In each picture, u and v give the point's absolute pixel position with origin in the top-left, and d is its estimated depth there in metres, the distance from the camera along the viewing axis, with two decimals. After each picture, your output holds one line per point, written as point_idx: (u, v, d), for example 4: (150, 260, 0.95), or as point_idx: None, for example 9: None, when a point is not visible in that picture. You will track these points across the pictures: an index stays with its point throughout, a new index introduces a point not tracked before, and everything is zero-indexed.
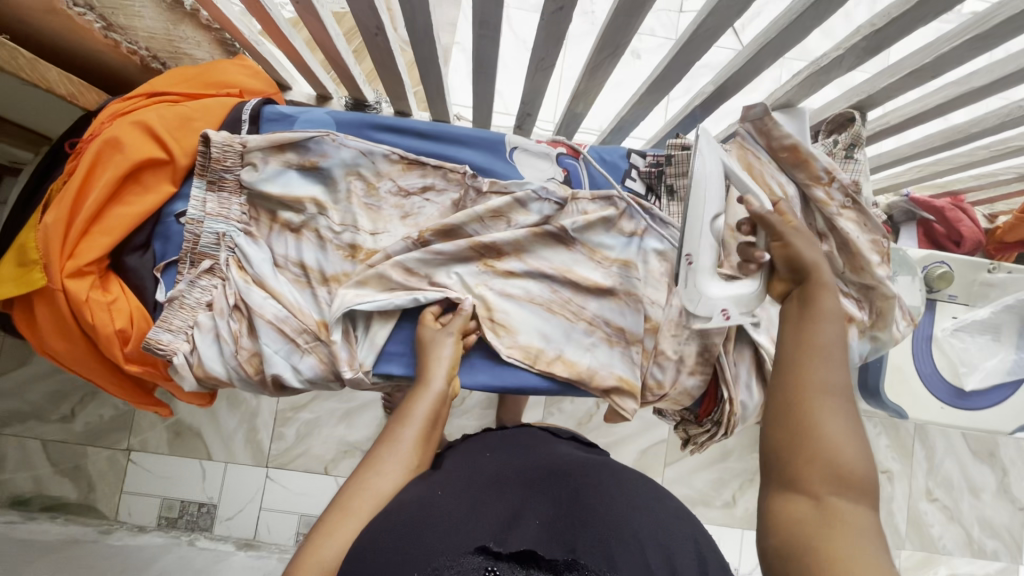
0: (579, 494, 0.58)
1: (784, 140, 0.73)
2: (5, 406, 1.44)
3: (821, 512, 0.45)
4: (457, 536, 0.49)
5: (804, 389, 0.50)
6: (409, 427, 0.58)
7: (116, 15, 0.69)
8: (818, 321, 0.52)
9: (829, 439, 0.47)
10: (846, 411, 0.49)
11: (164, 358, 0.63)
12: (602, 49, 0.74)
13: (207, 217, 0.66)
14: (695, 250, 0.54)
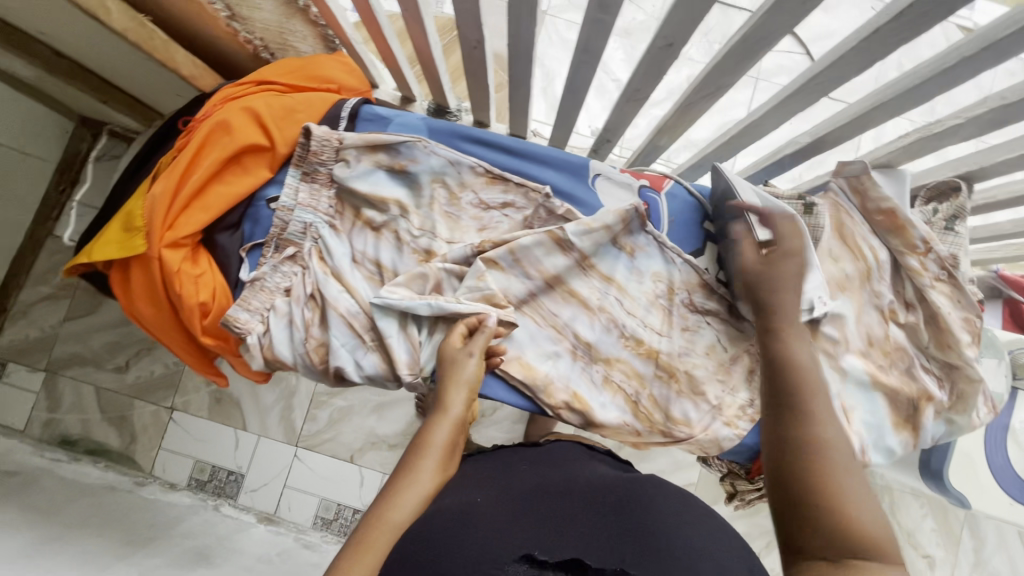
0: (629, 504, 0.57)
1: (882, 203, 0.71)
2: (69, 349, 1.52)
3: (841, 570, 0.44)
4: (501, 544, 0.48)
5: (811, 455, 0.50)
6: (428, 457, 0.57)
7: (241, 6, 0.72)
8: (816, 385, 0.56)
9: (839, 496, 0.47)
10: (859, 478, 0.50)
11: (239, 335, 0.66)
12: (703, 88, 0.71)
13: (298, 206, 0.68)
14: (772, 251, 0.65)
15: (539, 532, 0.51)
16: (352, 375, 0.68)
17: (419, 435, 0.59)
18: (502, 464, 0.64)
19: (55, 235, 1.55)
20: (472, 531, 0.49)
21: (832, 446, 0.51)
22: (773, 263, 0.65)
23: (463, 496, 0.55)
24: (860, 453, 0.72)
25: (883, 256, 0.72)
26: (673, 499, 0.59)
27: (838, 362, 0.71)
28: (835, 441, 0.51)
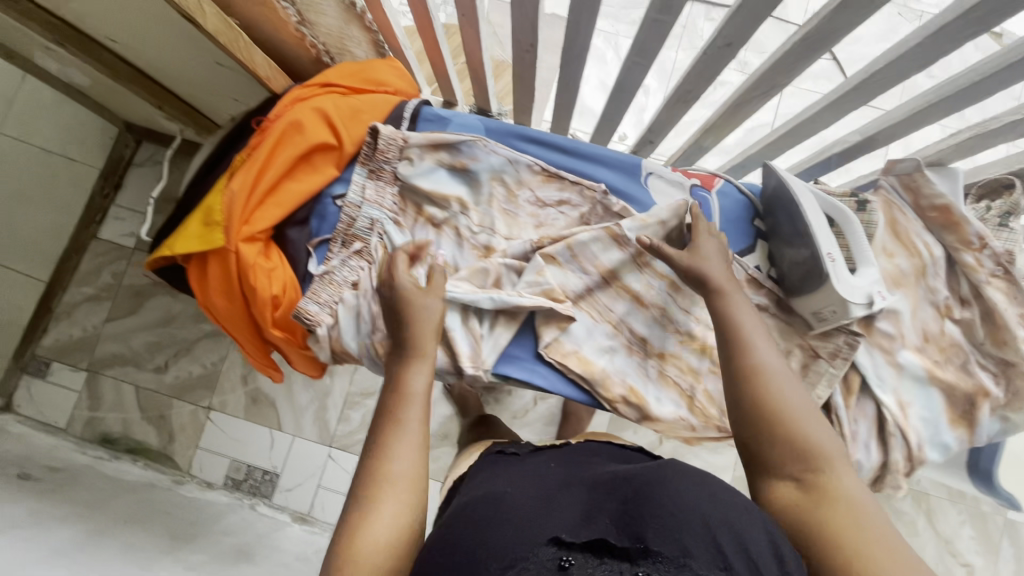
0: (648, 480, 0.48)
1: (936, 200, 0.72)
2: (110, 349, 1.56)
3: (809, 493, 0.51)
4: (527, 526, 0.44)
5: (757, 385, 0.56)
6: (412, 405, 0.57)
7: (307, 10, 0.74)
8: (737, 321, 0.61)
9: (785, 412, 0.54)
10: (800, 393, 0.56)
11: (309, 327, 0.68)
12: (756, 87, 0.72)
13: (366, 203, 0.71)
14: (832, 246, 0.67)
15: (562, 512, 0.47)
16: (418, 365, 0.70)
17: (393, 383, 0.59)
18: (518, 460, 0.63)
19: (98, 238, 1.59)
20: (499, 519, 0.46)
21: (768, 374, 0.57)
22: (694, 244, 0.67)
23: (484, 490, 0.52)
24: (916, 448, 0.72)
25: (938, 253, 0.72)
26: (700, 476, 0.48)
27: (894, 357, 0.71)
28: (776, 370, 0.57)
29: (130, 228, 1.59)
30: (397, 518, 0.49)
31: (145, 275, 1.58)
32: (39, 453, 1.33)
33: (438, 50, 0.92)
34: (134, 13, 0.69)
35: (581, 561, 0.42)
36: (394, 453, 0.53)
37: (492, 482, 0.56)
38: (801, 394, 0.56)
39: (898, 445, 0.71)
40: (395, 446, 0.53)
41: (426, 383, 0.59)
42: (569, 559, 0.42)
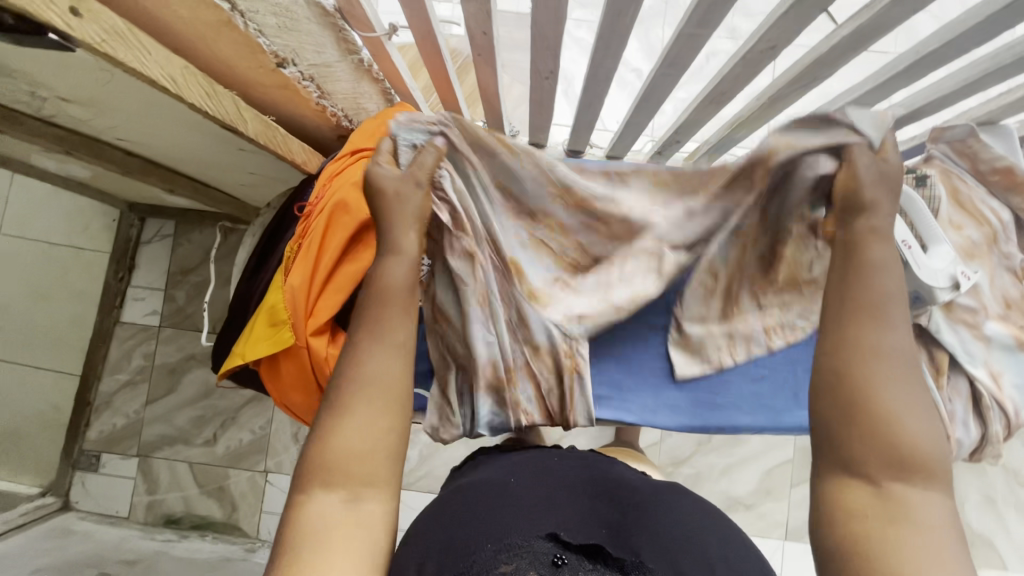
0: (647, 504, 0.52)
1: (996, 163, 0.70)
2: (156, 431, 1.55)
3: (884, 505, 0.37)
4: (527, 520, 0.47)
5: (860, 359, 0.39)
6: (378, 299, 0.46)
7: (325, 82, 0.72)
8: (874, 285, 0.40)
9: (888, 412, 0.37)
10: (919, 386, 0.38)
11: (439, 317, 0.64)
12: (798, 81, 0.71)
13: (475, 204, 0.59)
14: (907, 234, 0.65)
15: (563, 514, 0.49)
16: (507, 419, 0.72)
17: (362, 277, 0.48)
18: (521, 458, 0.62)
19: (121, 323, 1.56)
20: (500, 514, 0.48)
21: (883, 314, 0.39)
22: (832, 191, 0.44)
23: (492, 479, 0.55)
24: (1014, 415, 0.71)
25: (1006, 217, 0.70)
26: (698, 512, 0.52)
27: (980, 329, 0.70)
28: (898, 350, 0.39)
29: (151, 307, 1.57)
30: (374, 432, 0.43)
31: (176, 351, 1.56)
32: (111, 548, 1.33)
33: (452, 90, 0.90)
34: (152, 117, 0.66)
35: (573, 562, 0.43)
36: (359, 353, 0.45)
37: (495, 469, 0.60)
38: (926, 390, 0.38)
39: (995, 416, 0.71)
40: (369, 347, 0.44)
41: (404, 278, 0.47)
42: (563, 558, 0.43)
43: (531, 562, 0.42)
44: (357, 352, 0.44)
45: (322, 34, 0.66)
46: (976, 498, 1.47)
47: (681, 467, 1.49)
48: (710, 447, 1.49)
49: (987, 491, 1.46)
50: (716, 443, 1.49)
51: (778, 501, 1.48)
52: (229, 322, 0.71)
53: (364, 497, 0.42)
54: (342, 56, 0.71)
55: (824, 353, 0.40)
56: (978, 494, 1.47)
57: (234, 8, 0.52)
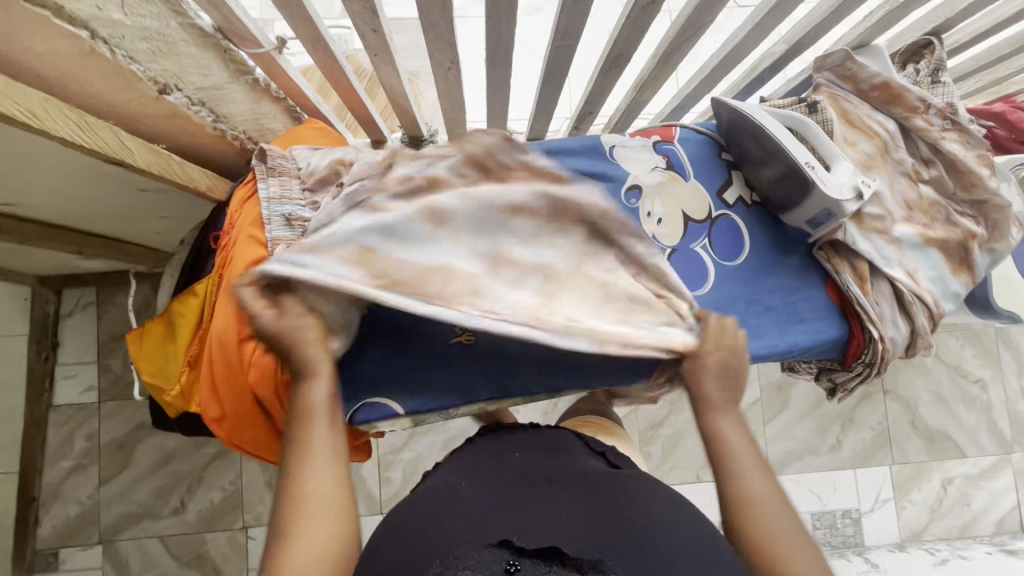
0: (617, 495, 0.52)
1: (874, 80, 0.76)
2: (117, 512, 1.44)
3: None
4: (477, 529, 0.47)
5: (744, 506, 0.53)
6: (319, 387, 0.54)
7: (219, 105, 0.69)
8: (738, 463, 0.56)
9: (778, 547, 0.50)
10: (788, 512, 0.53)
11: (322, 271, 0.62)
12: (685, 30, 0.74)
13: (272, 202, 0.65)
14: (808, 155, 0.70)
15: (518, 517, 0.48)
16: (479, 398, 0.69)
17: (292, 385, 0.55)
18: (482, 458, 0.59)
19: (56, 407, 1.45)
20: (447, 523, 0.48)
21: (743, 465, 0.56)
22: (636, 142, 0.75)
23: (442, 485, 0.55)
24: (935, 305, 0.77)
25: (892, 127, 0.77)
26: (663, 504, 0.52)
27: (890, 234, 0.75)
28: (766, 492, 0.54)
29: (86, 383, 1.46)
30: (327, 477, 0.51)
31: (123, 424, 1.46)
32: None
33: (357, 97, 0.89)
34: (34, 171, 0.62)
35: (528, 568, 0.41)
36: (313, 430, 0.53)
37: (457, 466, 0.59)
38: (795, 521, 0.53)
39: (920, 310, 0.76)
40: (313, 425, 0.53)
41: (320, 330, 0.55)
42: (516, 563, 0.41)
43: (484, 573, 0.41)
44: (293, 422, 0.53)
45: (206, 56, 0.63)
46: (928, 397, 1.59)
47: (659, 429, 1.54)
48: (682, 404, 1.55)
49: (936, 390, 1.59)
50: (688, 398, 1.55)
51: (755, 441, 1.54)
52: (141, 357, 0.66)
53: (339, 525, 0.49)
54: (232, 78, 0.69)
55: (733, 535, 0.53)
56: (928, 393, 1.59)
57: (96, 35, 0.49)
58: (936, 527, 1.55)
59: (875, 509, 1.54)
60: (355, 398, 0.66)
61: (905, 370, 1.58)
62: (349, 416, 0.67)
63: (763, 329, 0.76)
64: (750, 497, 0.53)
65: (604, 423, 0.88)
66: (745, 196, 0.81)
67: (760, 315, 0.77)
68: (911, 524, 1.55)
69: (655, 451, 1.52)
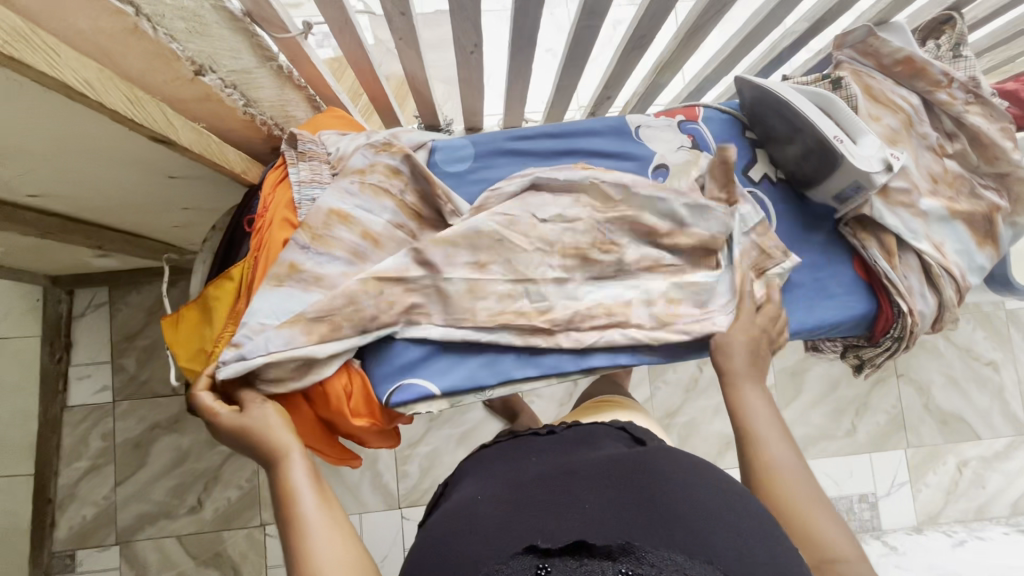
0: (636, 473, 0.54)
1: (897, 55, 0.76)
2: (134, 512, 1.44)
3: None
4: (498, 539, 0.47)
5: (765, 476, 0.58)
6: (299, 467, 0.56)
7: (248, 90, 0.69)
8: (755, 433, 0.62)
9: (801, 514, 0.55)
10: (808, 484, 0.57)
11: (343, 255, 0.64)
12: (710, 9, 0.74)
13: (303, 186, 0.66)
14: (836, 129, 0.71)
15: (538, 519, 0.49)
16: (514, 377, 0.69)
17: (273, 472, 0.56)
18: (500, 467, 0.60)
19: (70, 407, 1.44)
20: (469, 536, 0.48)
21: (765, 437, 0.61)
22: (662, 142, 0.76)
23: (460, 502, 0.55)
24: (962, 278, 0.77)
25: (915, 101, 0.78)
26: (683, 480, 0.53)
27: (916, 208, 0.75)
28: (789, 464, 0.59)
29: (101, 383, 1.46)
30: (332, 542, 0.51)
31: (138, 423, 1.46)
32: None
33: (379, 83, 0.89)
34: (70, 158, 0.62)
35: (559, 566, 0.43)
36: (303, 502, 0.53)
37: (476, 480, 0.60)
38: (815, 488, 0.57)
39: (947, 282, 0.76)
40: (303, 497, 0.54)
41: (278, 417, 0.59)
42: (547, 565, 0.43)
43: None
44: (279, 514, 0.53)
45: (237, 40, 0.63)
46: (940, 380, 1.60)
47: (674, 417, 1.54)
48: (698, 391, 1.55)
49: (948, 372, 1.60)
50: (703, 386, 1.56)
51: None
52: (176, 342, 0.65)
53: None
54: (260, 63, 0.69)
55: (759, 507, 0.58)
56: (940, 376, 1.60)
57: (140, 12, 0.49)
58: (952, 509, 1.56)
59: (891, 492, 1.55)
60: (393, 379, 0.66)
61: (917, 353, 1.59)
62: (384, 399, 0.65)
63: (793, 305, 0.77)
64: (770, 469, 0.58)
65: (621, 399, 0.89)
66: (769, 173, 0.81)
67: (789, 292, 0.77)
68: (927, 507, 1.55)
69: (671, 439, 1.52)
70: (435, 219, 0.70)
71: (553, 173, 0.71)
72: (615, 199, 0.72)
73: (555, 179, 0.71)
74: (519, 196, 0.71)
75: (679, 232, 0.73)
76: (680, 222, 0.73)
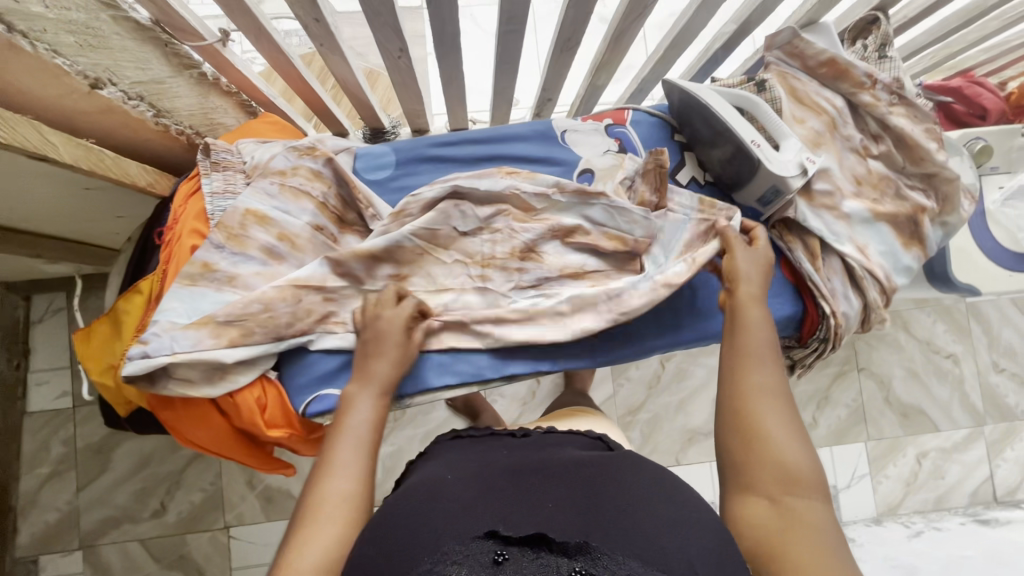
0: (603, 478, 0.51)
1: (821, 56, 0.76)
2: (97, 517, 1.44)
3: (778, 511, 0.50)
4: (463, 518, 0.44)
5: (742, 394, 0.58)
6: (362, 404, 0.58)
7: (160, 99, 0.69)
8: (746, 346, 0.61)
9: (766, 433, 0.54)
10: (783, 410, 0.56)
11: (263, 257, 0.64)
12: (629, 13, 0.74)
13: (214, 196, 0.65)
14: (754, 133, 0.71)
15: (502, 507, 0.47)
16: (433, 386, 0.70)
17: (343, 402, 0.59)
18: (468, 457, 0.59)
19: (29, 414, 1.44)
20: (433, 511, 0.46)
21: (755, 357, 0.60)
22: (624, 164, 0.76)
23: (427, 481, 0.53)
24: (887, 280, 0.77)
25: (840, 103, 0.77)
26: (653, 481, 0.51)
27: (839, 210, 0.76)
28: (766, 383, 0.58)
29: (60, 388, 1.45)
30: (349, 479, 0.52)
31: (99, 428, 1.45)
32: None
33: (311, 88, 0.88)
34: None
35: (517, 556, 0.40)
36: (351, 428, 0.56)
37: (444, 463, 0.58)
38: (789, 415, 0.56)
39: (870, 284, 0.77)
40: (349, 431, 0.56)
41: (388, 356, 0.61)
42: (504, 553, 0.40)
43: (470, 567, 0.39)
44: (340, 414, 0.57)
45: (142, 49, 0.63)
46: (901, 372, 1.61)
47: (638, 414, 1.55)
48: (661, 387, 1.56)
49: (909, 366, 1.61)
50: (666, 382, 1.56)
51: None
52: (88, 356, 0.64)
53: (353, 521, 0.49)
54: (174, 71, 0.68)
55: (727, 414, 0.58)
56: (900, 369, 1.61)
57: (13, 29, 0.48)
58: (912, 500, 1.58)
59: (852, 485, 1.56)
60: (308, 391, 0.65)
61: (878, 346, 1.61)
62: (301, 409, 0.65)
63: (711, 308, 0.78)
64: (749, 387, 0.58)
65: (591, 410, 0.90)
66: (697, 176, 0.82)
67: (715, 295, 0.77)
68: (888, 498, 1.57)
69: (634, 436, 1.53)
70: (358, 224, 0.70)
71: (475, 181, 0.69)
72: (536, 208, 0.71)
73: (476, 189, 0.69)
74: (438, 204, 0.68)
75: (594, 232, 0.72)
76: (594, 223, 0.72)
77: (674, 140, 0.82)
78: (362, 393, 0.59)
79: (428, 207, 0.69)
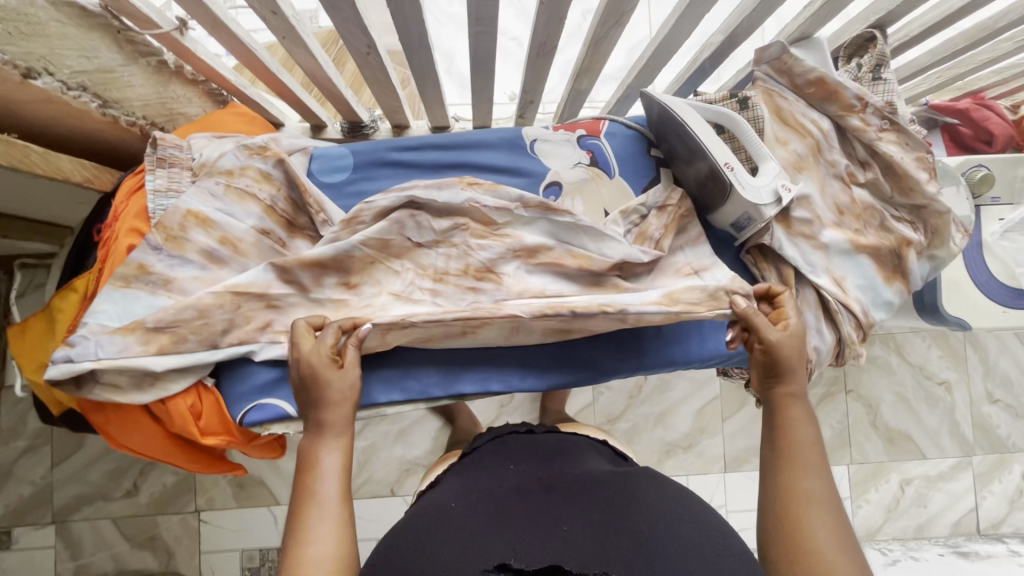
0: (619, 501, 0.49)
1: (809, 75, 0.71)
2: (70, 493, 1.45)
3: None
4: (471, 549, 0.43)
5: (791, 503, 0.54)
6: (330, 454, 0.55)
7: (107, 89, 0.66)
8: (793, 448, 0.57)
9: (817, 550, 0.50)
10: (835, 523, 0.52)
11: (204, 260, 0.62)
12: (606, 19, 0.70)
13: (156, 194, 0.63)
14: (729, 156, 0.67)
15: (512, 534, 0.45)
16: (378, 401, 0.68)
17: (306, 454, 0.56)
18: (479, 473, 0.58)
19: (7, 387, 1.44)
20: (441, 543, 0.44)
21: (804, 464, 0.56)
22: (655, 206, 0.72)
23: (433, 505, 0.51)
24: (864, 315, 0.74)
25: (826, 126, 0.73)
26: (667, 498, 0.50)
27: (818, 240, 0.72)
28: (819, 496, 0.54)
29: None
30: (329, 537, 0.50)
31: None
32: None
33: (281, 82, 0.84)
34: None
35: None
36: (321, 483, 0.54)
37: (455, 482, 0.57)
38: (845, 532, 0.52)
39: (845, 318, 0.73)
40: (319, 485, 0.53)
41: (336, 395, 0.57)
42: None
43: None
44: (304, 472, 0.54)
45: (88, 37, 0.60)
46: (890, 397, 1.57)
47: (617, 423, 1.52)
48: (642, 398, 1.53)
49: (899, 391, 1.57)
50: (647, 393, 1.53)
51: (711, 437, 1.54)
52: (21, 348, 0.63)
53: None
54: (126, 59, 0.65)
55: (774, 525, 0.54)
56: (890, 393, 1.57)
57: None
58: (892, 527, 1.55)
59: None
60: (245, 402, 0.63)
61: (868, 369, 1.56)
62: (237, 418, 0.63)
63: (679, 333, 0.74)
64: (800, 496, 0.54)
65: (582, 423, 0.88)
66: None
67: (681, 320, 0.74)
68: (867, 523, 1.54)
69: None
70: (309, 229, 0.67)
71: (433, 193, 0.66)
72: (497, 222, 0.67)
73: (434, 201, 0.66)
74: (392, 213, 0.65)
75: (558, 248, 0.67)
76: (557, 240, 0.68)
77: (650, 155, 0.78)
78: (326, 442, 0.56)
79: (381, 215, 0.65)
